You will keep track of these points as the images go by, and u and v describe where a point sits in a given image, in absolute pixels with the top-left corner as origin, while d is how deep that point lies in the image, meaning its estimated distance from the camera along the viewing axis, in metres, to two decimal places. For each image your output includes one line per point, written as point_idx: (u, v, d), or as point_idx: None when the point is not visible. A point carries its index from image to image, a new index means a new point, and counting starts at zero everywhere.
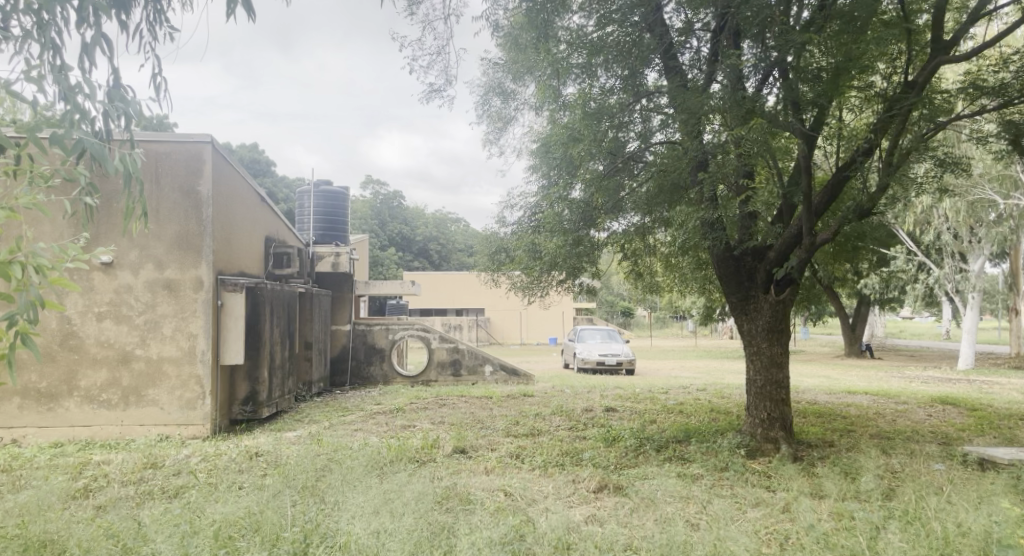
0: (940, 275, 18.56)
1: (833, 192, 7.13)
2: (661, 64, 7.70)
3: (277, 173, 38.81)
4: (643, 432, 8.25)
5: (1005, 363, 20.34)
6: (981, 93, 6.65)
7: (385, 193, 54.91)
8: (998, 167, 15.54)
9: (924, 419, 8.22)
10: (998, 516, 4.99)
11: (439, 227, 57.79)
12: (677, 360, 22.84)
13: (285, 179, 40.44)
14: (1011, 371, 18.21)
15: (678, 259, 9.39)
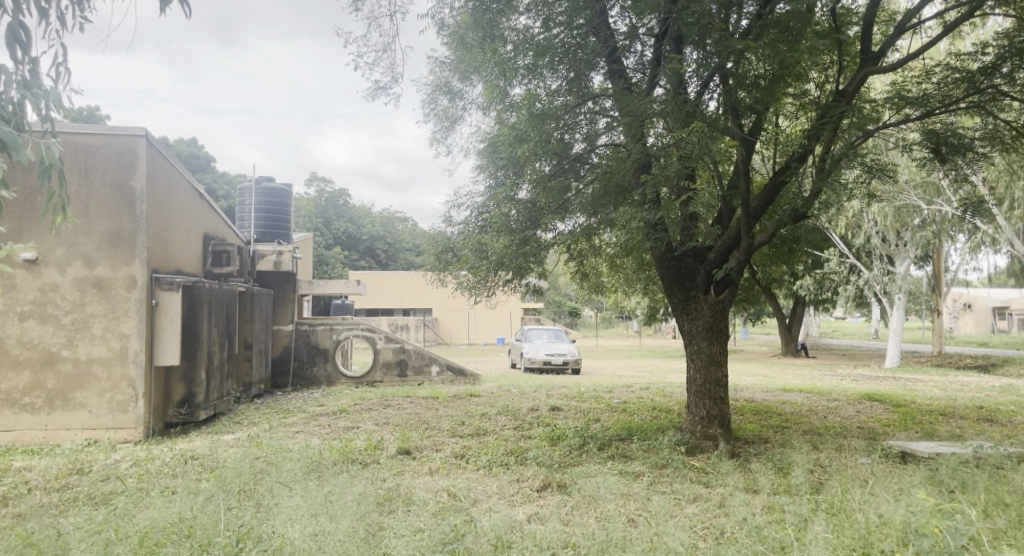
0: (869, 277, 19.23)
1: (769, 196, 7.36)
2: (606, 67, 7.81)
3: (216, 169, 37.85)
4: (586, 431, 8.36)
5: (929, 361, 21.36)
6: (906, 103, 6.98)
7: (331, 192, 54.33)
8: (922, 175, 16.27)
9: (854, 415, 8.55)
10: (915, 506, 5.24)
11: (386, 227, 57.37)
12: (622, 360, 22.94)
13: (226, 176, 39.46)
14: (936, 368, 19.14)
15: (622, 260, 9.54)
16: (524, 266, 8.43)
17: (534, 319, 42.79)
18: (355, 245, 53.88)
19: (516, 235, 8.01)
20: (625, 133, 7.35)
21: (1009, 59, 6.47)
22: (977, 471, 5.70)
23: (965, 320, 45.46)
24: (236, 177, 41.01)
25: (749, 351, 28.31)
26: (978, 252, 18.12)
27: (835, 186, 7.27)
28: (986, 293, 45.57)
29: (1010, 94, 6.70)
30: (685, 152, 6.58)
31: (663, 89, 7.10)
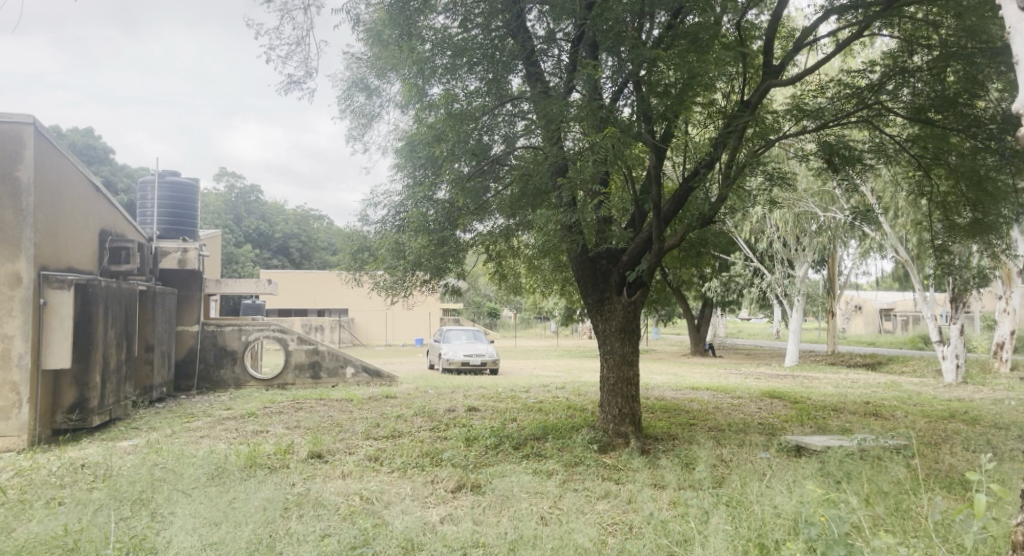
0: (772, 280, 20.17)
1: (680, 201, 7.63)
2: (524, 70, 7.86)
3: (114, 162, 35.87)
4: (502, 430, 8.41)
5: (825, 359, 22.62)
6: (804, 116, 7.39)
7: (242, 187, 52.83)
8: (818, 184, 17.05)
9: (755, 411, 8.97)
10: (805, 496, 5.55)
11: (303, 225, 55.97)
12: (539, 360, 23.08)
13: (126, 168, 37.41)
14: (832, 367, 20.32)
15: (540, 261, 9.65)
16: (443, 266, 8.40)
17: (453, 320, 42.69)
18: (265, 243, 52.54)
19: (433, 234, 7.95)
20: (542, 136, 7.44)
21: (893, 77, 6.94)
22: (860, 462, 6.09)
23: (856, 321, 48.58)
24: (137, 170, 38.90)
25: (660, 351, 29.21)
26: (868, 257, 19.37)
27: (739, 193, 7.59)
28: (875, 296, 48.89)
29: (894, 110, 7.20)
30: (599, 156, 6.70)
31: (579, 94, 7.21)
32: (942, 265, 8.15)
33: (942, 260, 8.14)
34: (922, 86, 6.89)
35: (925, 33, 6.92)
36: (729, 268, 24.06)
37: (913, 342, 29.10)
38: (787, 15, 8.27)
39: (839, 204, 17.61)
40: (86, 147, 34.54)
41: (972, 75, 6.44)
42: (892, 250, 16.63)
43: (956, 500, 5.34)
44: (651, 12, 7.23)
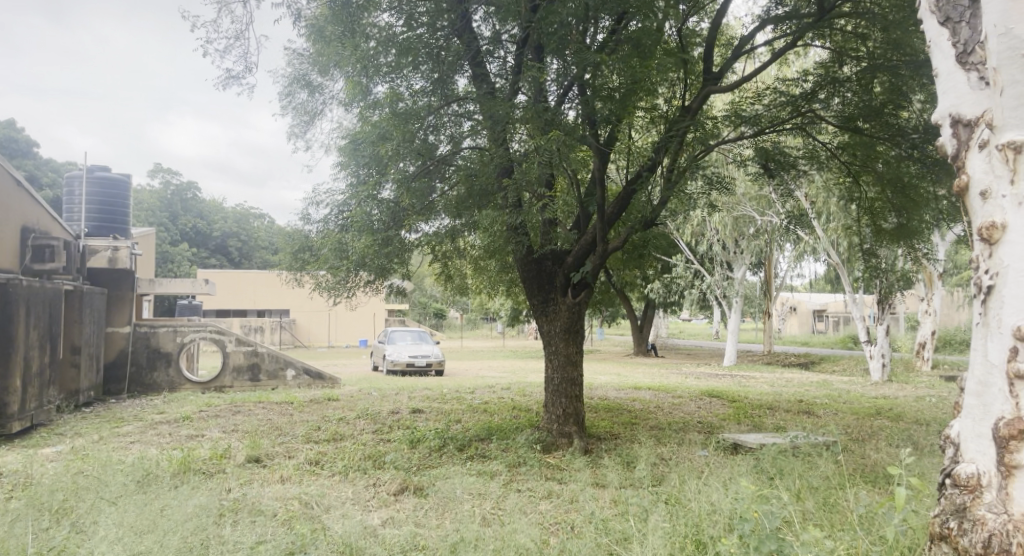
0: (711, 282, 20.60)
1: (623, 204, 7.76)
2: (470, 70, 7.85)
3: (38, 156, 34.30)
4: (446, 432, 8.35)
5: (762, 359, 23.28)
6: (742, 122, 7.62)
7: (178, 185, 51.18)
8: (755, 189, 17.71)
9: (695, 410, 9.17)
10: (739, 492, 5.70)
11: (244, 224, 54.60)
12: (483, 361, 23.08)
13: (51, 162, 35.76)
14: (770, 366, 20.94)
15: (487, 261, 9.66)
16: (387, 266, 8.30)
17: (398, 322, 42.33)
18: (203, 242, 51.04)
19: (378, 234, 7.81)
20: (487, 137, 7.45)
21: (825, 86, 7.22)
22: (793, 459, 6.28)
23: (792, 322, 50.28)
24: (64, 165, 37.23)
25: (605, 351, 29.61)
26: (802, 260, 20.16)
27: (679, 196, 7.78)
28: (810, 297, 50.78)
29: (826, 119, 7.49)
30: (543, 158, 6.75)
31: (523, 96, 7.25)
32: (870, 268, 8.47)
33: (869, 263, 8.48)
34: (851, 96, 7.17)
35: (853, 45, 7.22)
36: (670, 270, 24.54)
37: (842, 342, 30.35)
38: (725, 24, 8.49)
39: (774, 208, 18.32)
40: (7, 140, 32.89)
41: (896, 87, 6.75)
42: (823, 253, 17.34)
43: (879, 493, 5.56)
44: (595, 16, 7.31)
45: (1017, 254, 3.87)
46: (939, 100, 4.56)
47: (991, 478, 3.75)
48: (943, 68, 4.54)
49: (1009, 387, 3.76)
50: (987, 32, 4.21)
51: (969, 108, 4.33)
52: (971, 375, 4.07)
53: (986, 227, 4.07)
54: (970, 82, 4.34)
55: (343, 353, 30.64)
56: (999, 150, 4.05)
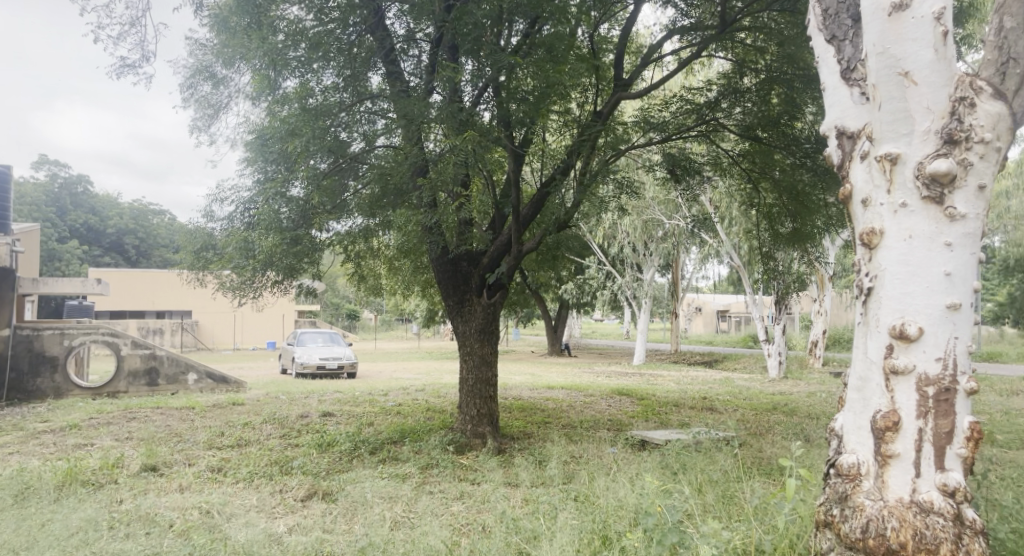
0: (622, 283, 21.24)
1: (537, 206, 7.90)
2: (383, 68, 7.75)
3: None
4: (358, 435, 8.20)
5: (672, 357, 24.17)
6: (649, 128, 7.92)
7: (67, 178, 47.93)
8: (663, 193, 18.40)
9: (605, 408, 9.39)
10: (641, 487, 5.87)
11: (142, 221, 51.74)
12: (396, 363, 22.83)
13: None
14: (679, 364, 21.74)
15: (401, 261, 9.56)
16: (296, 266, 8.05)
17: (312, 323, 41.29)
18: (96, 239, 48.05)
19: (286, 233, 7.57)
20: (401, 136, 7.38)
21: (726, 96, 7.62)
22: (694, 453, 6.51)
23: (697, 322, 52.38)
24: None
25: (520, 351, 29.91)
26: (706, 262, 21.22)
27: (591, 199, 7.97)
28: (716, 298, 53.13)
29: (727, 127, 7.87)
30: (458, 159, 6.75)
31: (438, 96, 7.21)
32: (768, 270, 8.93)
33: (767, 265, 8.94)
34: (750, 107, 7.56)
35: (752, 57, 7.58)
36: (583, 272, 25.08)
37: (743, 340, 32.03)
38: (635, 32, 8.75)
39: (680, 212, 19.09)
40: None
41: (791, 99, 7.18)
42: (726, 256, 18.22)
43: (771, 483, 5.86)
44: (509, 18, 7.36)
45: (894, 258, 4.17)
46: (826, 113, 4.86)
47: (870, 467, 4.02)
48: (830, 82, 4.86)
49: (885, 382, 4.05)
50: (867, 52, 4.50)
51: (851, 121, 4.64)
52: (853, 370, 4.36)
53: (867, 233, 4.36)
54: (853, 97, 4.62)
55: (250, 354, 29.66)
56: (877, 161, 4.35)
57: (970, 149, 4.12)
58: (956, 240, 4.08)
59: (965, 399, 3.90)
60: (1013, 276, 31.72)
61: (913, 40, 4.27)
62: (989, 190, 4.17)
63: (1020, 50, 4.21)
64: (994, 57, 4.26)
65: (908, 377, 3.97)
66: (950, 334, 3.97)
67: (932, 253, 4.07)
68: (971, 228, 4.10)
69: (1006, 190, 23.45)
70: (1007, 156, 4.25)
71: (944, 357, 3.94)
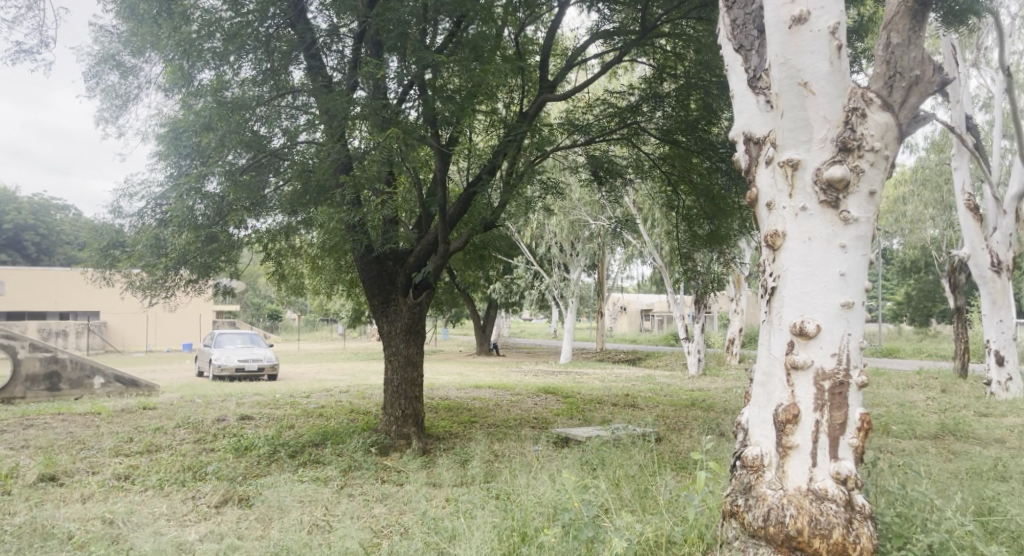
0: (550, 282, 21.51)
1: (463, 205, 7.91)
2: (306, 62, 7.57)
3: None
4: (278, 438, 7.99)
5: (600, 355, 24.70)
6: (574, 130, 8.06)
7: None
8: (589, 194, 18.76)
9: (531, 406, 9.49)
10: (557, 483, 5.96)
11: (45, 218, 48.79)
12: (320, 364, 22.35)
13: None
14: (607, 362, 22.19)
15: (324, 260, 9.38)
16: (213, 264, 7.77)
17: (233, 323, 39.94)
18: None
19: (202, 230, 7.30)
20: (325, 132, 7.25)
21: (647, 100, 7.80)
22: (612, 448, 6.64)
23: (622, 321, 53.47)
24: None
25: (447, 351, 29.77)
26: (631, 262, 21.89)
27: (518, 199, 8.06)
28: (640, 298, 54.47)
29: (648, 131, 8.09)
30: (382, 158, 6.67)
31: (363, 93, 7.10)
32: (688, 270, 9.21)
33: (686, 266, 9.23)
34: (670, 111, 7.78)
35: (672, 63, 7.78)
36: (511, 272, 25.27)
37: (665, 337, 33.03)
38: (560, 34, 8.88)
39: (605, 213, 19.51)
40: None
41: (708, 105, 7.44)
42: (648, 257, 18.72)
43: (682, 475, 6.07)
44: (434, 16, 7.33)
45: (795, 259, 4.38)
46: (734, 120, 5.08)
47: (771, 458, 4.20)
48: (737, 90, 5.07)
49: (787, 377, 4.25)
50: (771, 61, 4.71)
51: (758, 128, 4.87)
52: (758, 366, 4.55)
53: (771, 235, 4.56)
54: (759, 104, 4.85)
55: (165, 357, 28.47)
56: (780, 166, 4.57)
57: (861, 157, 4.38)
58: (850, 242, 4.33)
59: (857, 391, 4.14)
60: (911, 276, 33.93)
61: (811, 52, 4.49)
62: (879, 196, 4.44)
63: (905, 65, 4.49)
64: (882, 71, 4.54)
65: (807, 372, 4.18)
66: (843, 331, 4.21)
67: (828, 254, 4.30)
68: (863, 230, 4.36)
69: (903, 196, 25.03)
70: (894, 164, 4.55)
71: (839, 352, 4.17)
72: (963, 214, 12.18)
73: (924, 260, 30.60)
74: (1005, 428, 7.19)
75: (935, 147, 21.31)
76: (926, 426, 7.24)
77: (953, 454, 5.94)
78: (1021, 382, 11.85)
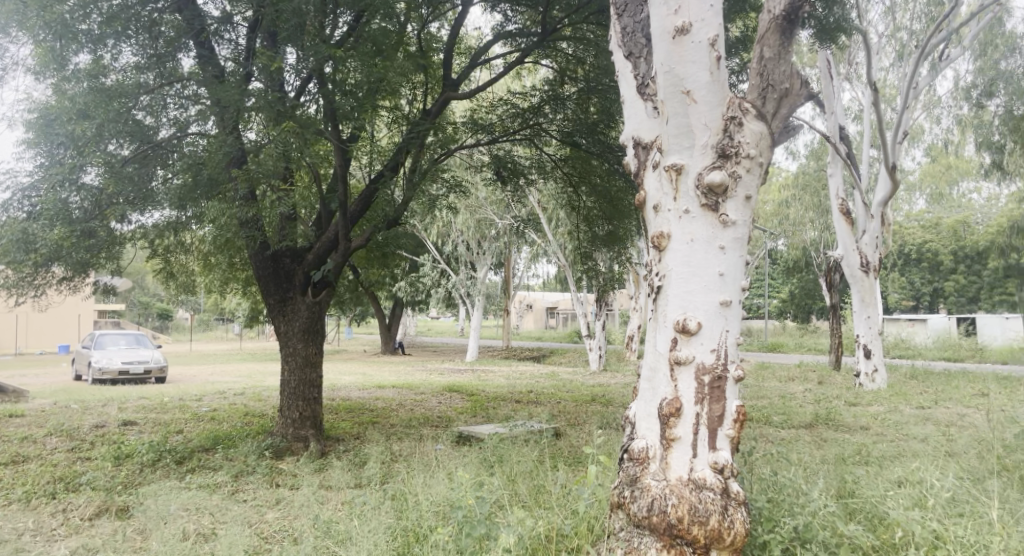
0: (456, 281, 21.54)
1: (365, 202, 7.76)
2: (196, 50, 7.23)
3: None
4: (163, 444, 7.60)
5: (506, 352, 24.98)
6: (478, 130, 8.09)
7: None
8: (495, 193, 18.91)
9: (435, 406, 9.46)
10: (447, 481, 5.98)
11: None
12: (217, 365, 21.38)
13: None
14: (515, 360, 22.48)
15: (218, 257, 9.00)
16: (90, 260, 7.29)
17: (118, 323, 37.58)
18: None
19: (75, 224, 6.84)
20: (217, 124, 6.97)
21: (548, 102, 7.95)
22: (508, 444, 6.72)
23: (528, 319, 54.32)
24: None
25: (351, 351, 29.18)
26: (536, 261, 22.45)
27: (421, 197, 7.99)
28: (547, 296, 55.43)
29: (550, 132, 8.24)
30: (278, 151, 6.44)
31: (258, 84, 6.86)
32: (588, 269, 9.44)
33: (587, 265, 9.45)
34: (570, 113, 7.96)
35: (572, 66, 7.96)
36: (418, 270, 25.11)
37: (568, 335, 33.89)
38: (463, 33, 8.90)
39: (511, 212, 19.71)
40: None
41: (606, 109, 7.66)
42: (552, 255, 19.80)
43: (572, 468, 6.22)
44: (333, 9, 7.16)
45: (678, 259, 4.56)
46: (624, 125, 5.24)
47: (656, 450, 4.35)
48: (627, 95, 5.24)
49: (670, 372, 4.43)
50: (657, 69, 4.88)
51: (646, 133, 5.04)
52: (644, 362, 4.70)
53: (657, 236, 4.72)
54: (647, 111, 5.02)
55: (37, 360, 26.38)
56: (666, 170, 4.73)
57: (739, 163, 4.61)
58: (728, 244, 4.55)
59: (733, 385, 4.38)
60: (795, 274, 36.28)
61: (693, 62, 4.69)
62: (754, 200, 4.71)
63: (776, 77, 4.77)
64: (757, 83, 4.79)
65: (689, 367, 4.37)
66: (722, 328, 4.43)
67: (709, 255, 4.51)
68: (739, 233, 4.60)
69: (786, 200, 26.72)
70: (769, 171, 4.82)
71: (717, 348, 4.38)
72: (837, 218, 13.10)
73: (807, 261, 32.81)
74: (870, 416, 7.78)
75: (815, 154, 22.85)
76: (802, 416, 7.73)
77: (823, 442, 6.37)
78: (886, 373, 12.81)
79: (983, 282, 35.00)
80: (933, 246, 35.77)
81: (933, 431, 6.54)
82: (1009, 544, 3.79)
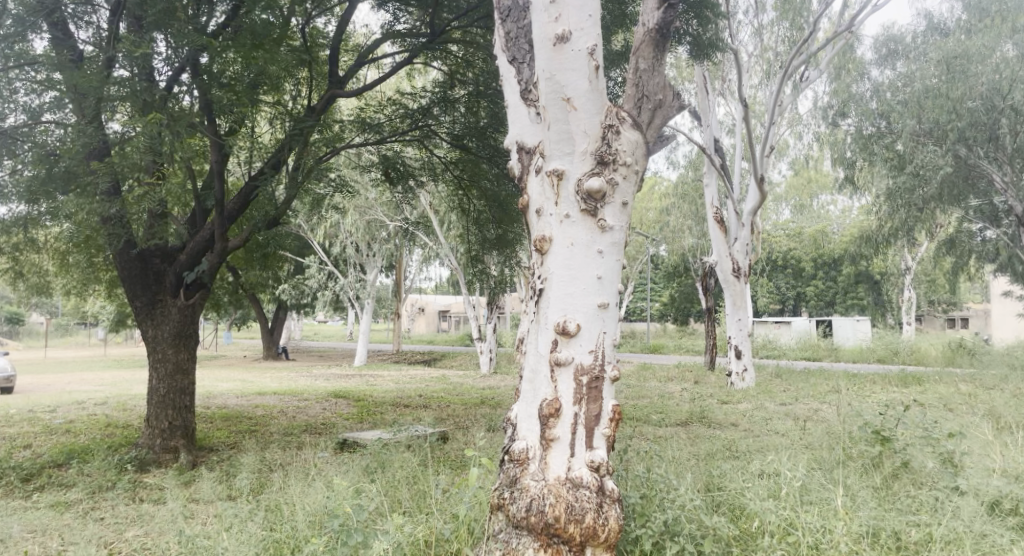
0: (345, 283, 20.98)
1: (245, 200, 7.39)
2: (49, 31, 6.61)
3: None
4: (7, 461, 6.89)
5: (396, 356, 24.64)
6: (365, 129, 7.91)
7: None
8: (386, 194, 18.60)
9: (319, 412, 9.15)
10: (321, 489, 5.76)
11: None
12: (76, 373, 19.63)
13: None
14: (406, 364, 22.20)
15: (76, 255, 8.28)
16: None
17: None
18: None
19: None
20: (75, 112, 6.40)
21: (437, 104, 7.90)
22: (387, 450, 6.58)
23: (421, 322, 53.93)
24: None
25: (230, 357, 27.75)
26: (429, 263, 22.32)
27: (304, 196, 7.71)
28: (439, 299, 55.31)
29: (440, 135, 8.20)
30: (145, 145, 5.97)
31: (123, 71, 6.38)
32: (478, 272, 9.47)
33: (476, 268, 9.46)
34: (459, 117, 7.96)
35: (462, 69, 7.96)
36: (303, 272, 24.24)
37: (460, 339, 33.94)
38: (350, 30, 8.70)
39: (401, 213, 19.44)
40: None
41: (495, 113, 7.71)
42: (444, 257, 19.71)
43: (451, 472, 6.18)
44: None
45: (559, 262, 4.64)
46: (509, 129, 5.27)
47: (535, 450, 4.37)
48: (512, 100, 5.27)
49: (551, 373, 4.48)
50: (539, 75, 4.94)
51: (529, 138, 5.09)
52: (526, 364, 4.72)
53: (540, 240, 4.77)
54: (530, 116, 5.08)
55: None
56: (548, 175, 4.80)
57: (616, 170, 4.74)
58: (606, 248, 4.68)
59: (609, 385, 4.50)
60: (676, 279, 38.12)
61: (572, 70, 4.79)
62: (630, 207, 4.85)
63: (650, 89, 4.97)
64: (632, 93, 4.97)
65: (568, 367, 4.45)
66: (599, 329, 4.54)
67: (587, 259, 4.61)
68: (616, 238, 4.73)
69: (665, 208, 27.95)
70: (644, 179, 5.00)
71: (595, 349, 4.50)
72: (713, 226, 13.85)
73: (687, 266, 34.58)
74: (738, 413, 8.27)
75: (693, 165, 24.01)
76: (676, 414, 8.09)
77: (695, 439, 6.69)
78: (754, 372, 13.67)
79: (838, 288, 38.41)
80: (797, 254, 38.79)
81: (791, 426, 7.03)
82: (850, 527, 4.10)
